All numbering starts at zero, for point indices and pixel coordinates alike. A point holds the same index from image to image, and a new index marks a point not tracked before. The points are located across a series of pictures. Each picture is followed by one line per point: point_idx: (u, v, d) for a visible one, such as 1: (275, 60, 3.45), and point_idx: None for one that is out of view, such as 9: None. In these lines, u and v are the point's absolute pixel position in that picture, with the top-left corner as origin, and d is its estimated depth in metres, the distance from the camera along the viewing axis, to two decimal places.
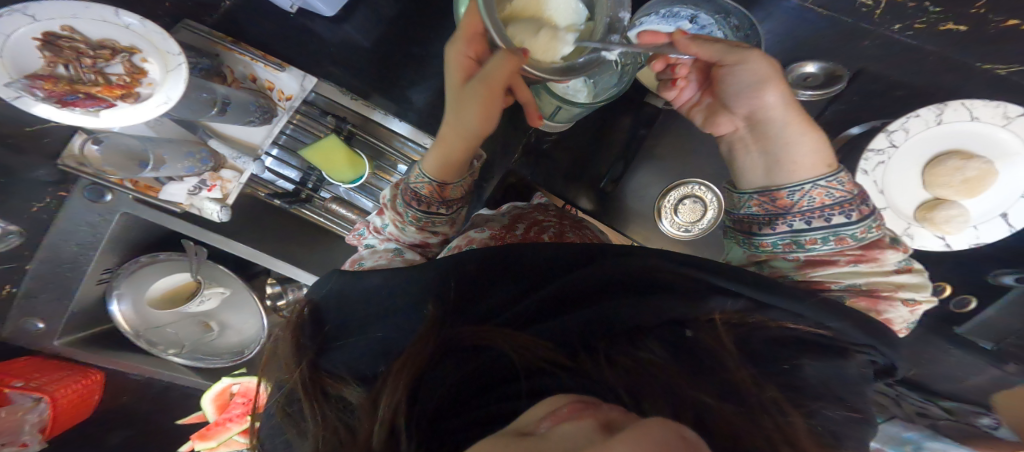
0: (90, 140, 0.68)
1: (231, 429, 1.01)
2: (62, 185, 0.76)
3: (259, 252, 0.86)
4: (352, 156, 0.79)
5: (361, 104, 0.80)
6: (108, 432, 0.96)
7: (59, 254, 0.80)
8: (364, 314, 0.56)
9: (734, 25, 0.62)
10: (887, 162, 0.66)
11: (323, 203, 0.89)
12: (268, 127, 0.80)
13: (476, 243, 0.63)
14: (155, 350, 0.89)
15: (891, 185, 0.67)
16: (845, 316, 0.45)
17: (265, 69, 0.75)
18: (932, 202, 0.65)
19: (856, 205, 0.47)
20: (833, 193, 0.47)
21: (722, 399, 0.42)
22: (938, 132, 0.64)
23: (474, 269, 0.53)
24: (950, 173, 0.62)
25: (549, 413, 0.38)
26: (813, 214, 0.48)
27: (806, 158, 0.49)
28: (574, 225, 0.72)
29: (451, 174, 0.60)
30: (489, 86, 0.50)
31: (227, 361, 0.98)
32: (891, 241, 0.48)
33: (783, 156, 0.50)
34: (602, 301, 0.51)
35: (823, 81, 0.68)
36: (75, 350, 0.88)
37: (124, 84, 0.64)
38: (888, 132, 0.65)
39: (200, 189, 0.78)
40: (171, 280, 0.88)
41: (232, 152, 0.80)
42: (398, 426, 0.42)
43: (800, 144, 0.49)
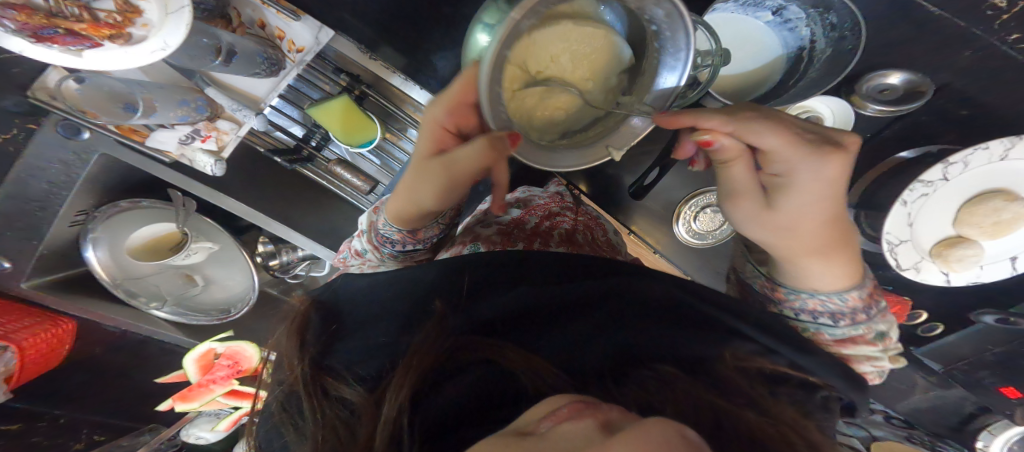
0: (71, 78, 0.63)
1: (215, 390, 1.04)
2: (29, 118, 0.70)
3: (252, 211, 0.83)
4: (357, 117, 0.75)
5: (378, 64, 0.76)
6: (83, 380, 0.94)
7: (28, 190, 0.75)
8: (367, 314, 0.54)
9: (830, 24, 0.58)
10: (933, 194, 0.68)
11: (326, 164, 0.84)
12: (275, 79, 0.75)
13: (481, 239, 0.66)
14: (134, 302, 0.85)
15: (921, 218, 0.71)
16: (808, 351, 0.51)
17: (277, 16, 0.69)
18: (954, 239, 0.70)
19: (848, 313, 0.53)
20: (832, 304, 0.52)
21: (722, 400, 0.47)
22: (996, 169, 0.65)
23: (480, 273, 0.55)
24: (987, 213, 0.67)
25: (550, 414, 0.39)
26: (804, 311, 0.54)
27: (818, 279, 0.52)
28: (587, 224, 0.73)
29: (421, 223, 0.60)
30: (456, 165, 0.52)
31: (214, 318, 0.94)
32: (874, 336, 0.53)
33: (797, 272, 0.53)
34: (609, 318, 0.53)
35: (901, 96, 0.66)
36: (45, 295, 0.82)
37: (114, 23, 0.58)
38: (949, 165, 0.64)
39: (194, 139, 0.74)
40: (154, 230, 0.83)
41: (232, 104, 0.74)
42: (402, 435, 0.44)
43: (811, 268, 0.51)
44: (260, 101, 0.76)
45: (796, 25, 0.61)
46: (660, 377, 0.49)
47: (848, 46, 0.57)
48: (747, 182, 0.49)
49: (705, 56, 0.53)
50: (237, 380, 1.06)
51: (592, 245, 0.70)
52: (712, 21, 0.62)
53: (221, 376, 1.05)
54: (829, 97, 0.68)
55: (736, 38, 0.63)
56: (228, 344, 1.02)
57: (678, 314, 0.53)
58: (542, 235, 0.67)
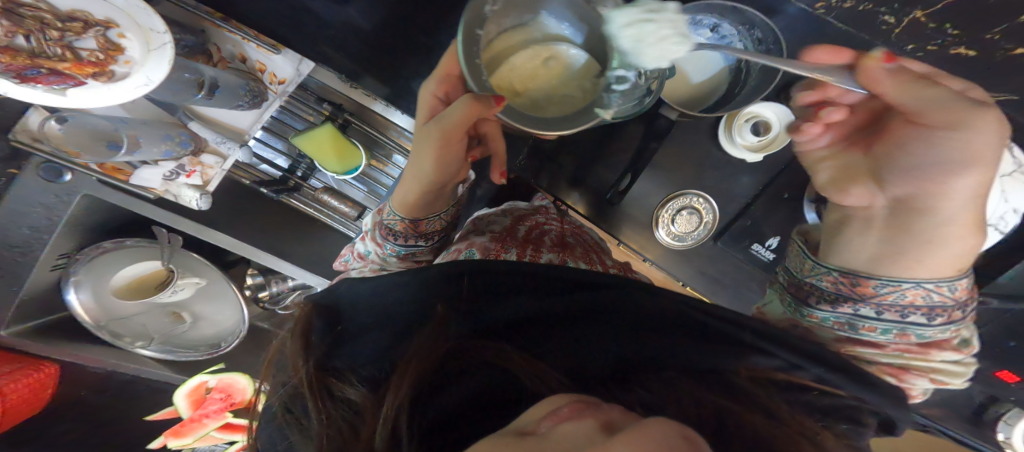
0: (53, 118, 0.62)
1: (207, 425, 1.01)
2: (10, 162, 0.68)
3: (241, 242, 0.85)
4: (342, 144, 0.76)
5: (360, 92, 0.78)
6: (67, 426, 0.91)
7: (7, 237, 0.73)
8: (372, 319, 0.54)
9: (759, 38, 0.62)
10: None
11: (313, 193, 0.85)
12: (258, 111, 0.77)
13: (476, 246, 0.67)
14: (120, 343, 0.84)
15: None
16: (853, 380, 0.45)
17: (257, 49, 0.71)
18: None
19: (947, 309, 0.43)
20: (937, 296, 0.42)
21: (731, 402, 0.48)
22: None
23: (483, 279, 0.53)
24: None
25: (550, 414, 0.40)
26: (890, 308, 0.44)
27: (932, 264, 0.41)
28: (574, 231, 0.76)
29: (422, 211, 0.62)
30: (445, 127, 0.53)
31: (202, 354, 0.93)
32: (960, 343, 0.45)
33: (910, 262, 0.42)
34: (615, 322, 0.53)
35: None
36: (26, 343, 0.80)
37: (97, 61, 0.59)
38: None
39: (179, 175, 0.75)
40: (139, 269, 0.82)
41: (216, 137, 0.75)
42: (400, 435, 0.44)
43: (951, 244, 0.40)
44: (244, 133, 0.78)
45: (732, 39, 0.65)
46: (663, 381, 0.50)
47: (777, 57, 0.62)
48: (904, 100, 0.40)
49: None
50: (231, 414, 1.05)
51: (583, 249, 0.72)
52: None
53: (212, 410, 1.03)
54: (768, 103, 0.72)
55: (680, 54, 0.67)
56: (220, 377, 1.03)
57: (687, 322, 0.50)
58: (534, 241, 0.69)
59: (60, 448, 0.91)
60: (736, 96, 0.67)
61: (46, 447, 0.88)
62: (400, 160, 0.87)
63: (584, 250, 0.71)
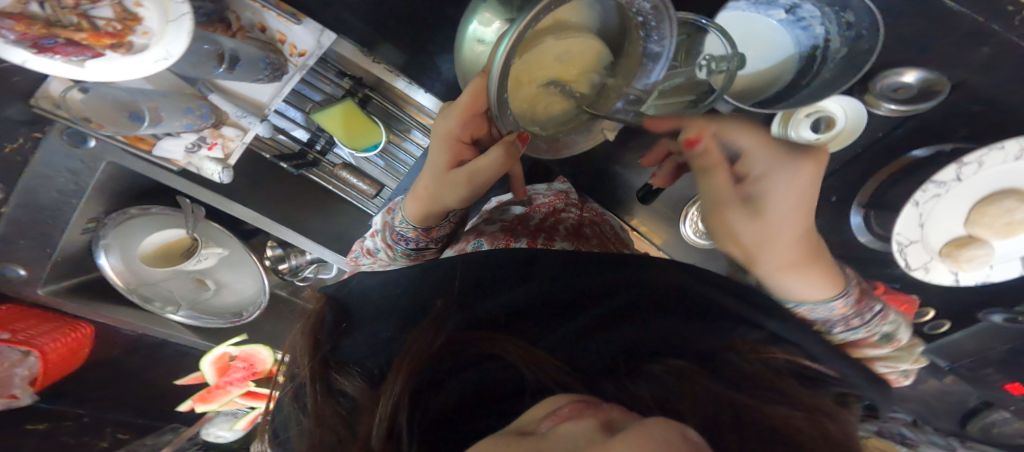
0: (77, 88, 0.61)
1: (231, 392, 1.12)
2: (34, 126, 0.70)
3: (261, 216, 0.84)
4: (362, 121, 0.75)
5: (381, 68, 0.76)
6: (104, 381, 0.96)
7: (37, 199, 0.75)
8: (378, 310, 0.57)
9: (847, 22, 0.58)
10: (943, 194, 0.69)
11: (331, 168, 0.85)
12: (279, 84, 0.74)
13: (484, 234, 0.68)
14: (151, 307, 0.87)
15: (932, 219, 0.72)
16: (836, 357, 0.51)
17: (277, 19, 0.67)
18: (964, 239, 0.71)
19: (841, 320, 0.57)
20: (821, 312, 0.56)
21: (749, 397, 0.47)
22: (1011, 168, 0.65)
23: (490, 271, 0.56)
24: (1000, 213, 0.67)
25: (550, 412, 0.41)
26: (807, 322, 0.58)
27: (799, 290, 0.56)
28: (592, 220, 0.74)
29: (440, 220, 0.63)
30: (474, 172, 0.56)
31: (227, 321, 0.96)
32: (879, 339, 0.58)
33: (779, 284, 0.56)
34: (614, 313, 0.54)
35: (915, 95, 0.66)
36: (63, 301, 0.85)
37: (115, 32, 0.57)
38: (961, 163, 0.64)
39: (200, 146, 0.74)
40: (164, 236, 0.84)
41: (236, 110, 0.74)
42: (398, 428, 0.45)
43: (789, 282, 0.56)
44: (265, 107, 0.76)
45: (811, 23, 0.61)
46: (669, 367, 0.50)
47: (865, 45, 0.58)
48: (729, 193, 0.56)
49: (720, 62, 0.57)
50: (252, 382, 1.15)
51: (599, 241, 0.70)
52: (724, 20, 0.63)
53: (237, 377, 1.13)
54: (839, 96, 0.69)
55: (749, 36, 0.63)
56: (243, 348, 1.10)
57: (704, 305, 0.53)
58: (546, 229, 0.68)
59: (97, 401, 0.97)
60: (804, 85, 0.64)
61: (86, 398, 0.94)
62: (418, 135, 0.86)
63: (601, 241, 0.70)
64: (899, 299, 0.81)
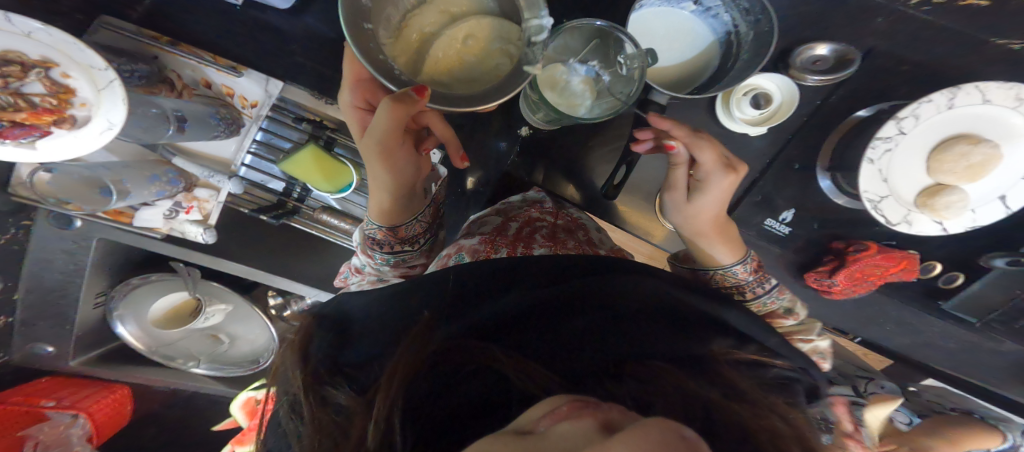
0: (40, 170, 0.61)
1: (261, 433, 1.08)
2: (22, 215, 0.73)
3: (256, 268, 0.84)
4: (330, 164, 0.72)
5: (337, 108, 0.73)
6: (148, 430, 1.03)
7: (45, 282, 0.79)
8: (370, 324, 0.55)
9: (744, 8, 0.55)
10: (894, 150, 0.62)
11: (313, 213, 0.81)
12: (238, 137, 0.74)
13: (465, 249, 0.66)
14: (173, 364, 0.90)
15: (895, 172, 0.64)
16: (790, 351, 0.57)
17: (218, 73, 0.67)
18: (935, 188, 0.63)
19: (749, 287, 0.65)
20: (735, 277, 0.65)
21: (729, 399, 0.47)
22: (971, 113, 0.59)
23: (481, 279, 0.56)
24: (956, 159, 0.60)
25: (550, 411, 0.39)
26: (737, 289, 0.66)
27: (714, 255, 0.65)
28: (567, 228, 0.72)
29: (400, 218, 0.63)
30: (380, 139, 0.54)
31: (244, 369, 0.96)
32: (786, 311, 0.67)
33: (703, 250, 0.66)
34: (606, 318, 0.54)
35: (834, 64, 0.63)
36: (95, 369, 0.91)
37: (52, 107, 0.54)
38: (897, 119, 0.59)
39: (177, 212, 0.75)
40: (169, 300, 0.87)
41: (203, 171, 0.73)
42: (390, 434, 0.42)
43: (715, 247, 0.65)
44: (231, 163, 0.76)
45: (717, 12, 0.58)
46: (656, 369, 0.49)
47: (765, 28, 0.55)
48: (676, 179, 0.64)
49: (632, 59, 0.54)
50: None
51: (576, 244, 0.69)
52: (638, 20, 0.59)
53: None
54: (769, 73, 0.66)
55: (667, 33, 0.61)
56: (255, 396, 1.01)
57: (675, 313, 0.55)
58: (523, 239, 0.67)
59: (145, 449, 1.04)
60: (730, 69, 0.60)
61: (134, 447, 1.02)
62: None
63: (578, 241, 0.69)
64: (896, 258, 0.73)
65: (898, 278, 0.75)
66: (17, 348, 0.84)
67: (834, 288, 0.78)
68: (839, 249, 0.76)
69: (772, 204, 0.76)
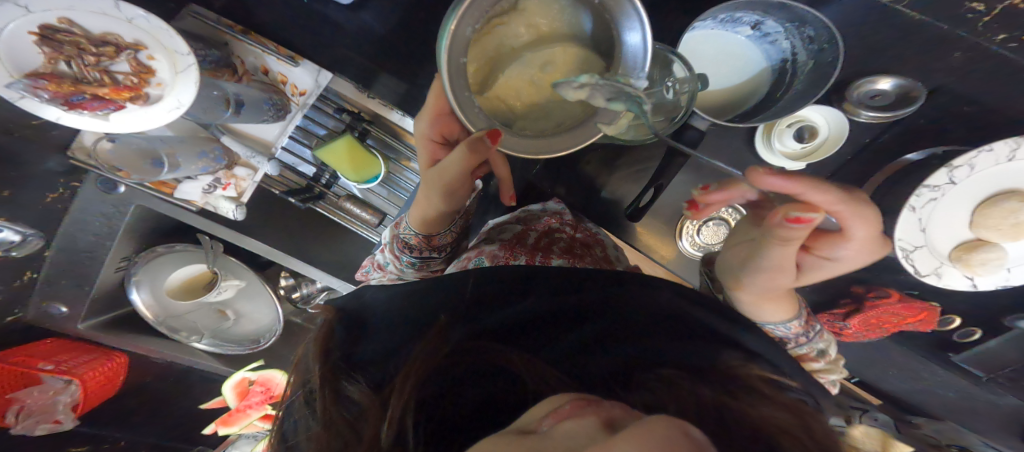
0: (105, 138, 0.68)
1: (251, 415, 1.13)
2: (72, 175, 0.79)
3: (273, 247, 0.89)
4: (363, 154, 0.79)
5: (376, 102, 0.81)
6: (138, 408, 1.04)
7: (76, 243, 0.84)
8: (388, 323, 0.61)
9: (809, 37, 0.61)
10: (939, 200, 0.69)
11: (337, 200, 0.88)
12: (282, 123, 0.80)
13: (485, 254, 0.71)
14: (177, 338, 0.92)
15: (935, 222, 0.70)
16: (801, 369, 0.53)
17: (278, 62, 0.74)
18: (973, 243, 0.69)
19: (792, 338, 0.66)
20: (781, 330, 0.65)
21: (742, 404, 0.47)
22: (1008, 170, 0.66)
23: (489, 289, 0.62)
24: (1004, 215, 0.66)
25: (552, 411, 0.43)
26: (786, 336, 0.66)
27: (766, 313, 0.65)
28: (585, 241, 0.76)
29: (435, 229, 0.68)
30: (447, 178, 0.62)
31: (246, 348, 0.99)
32: (817, 354, 0.67)
33: (752, 310, 0.65)
34: (606, 330, 0.58)
35: (894, 102, 0.68)
36: (100, 334, 0.94)
37: (132, 85, 0.63)
38: (950, 168, 0.66)
39: (215, 187, 0.80)
40: (188, 271, 0.91)
41: (246, 151, 0.80)
42: (405, 435, 0.47)
43: (764, 312, 0.64)
44: (271, 146, 0.81)
45: (777, 39, 0.64)
46: (664, 375, 0.50)
47: (829, 58, 0.60)
48: (782, 260, 0.56)
49: (683, 84, 0.59)
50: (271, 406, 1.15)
51: (591, 259, 0.73)
52: (691, 40, 0.66)
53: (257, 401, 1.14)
54: (818, 108, 0.72)
55: (716, 56, 0.68)
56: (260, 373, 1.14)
57: (682, 322, 0.58)
58: (542, 248, 0.71)
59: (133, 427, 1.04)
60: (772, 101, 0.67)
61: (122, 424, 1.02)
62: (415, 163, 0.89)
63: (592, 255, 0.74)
64: (915, 309, 0.78)
65: (912, 327, 0.81)
66: (33, 306, 0.85)
67: (846, 332, 0.84)
68: (858, 293, 0.81)
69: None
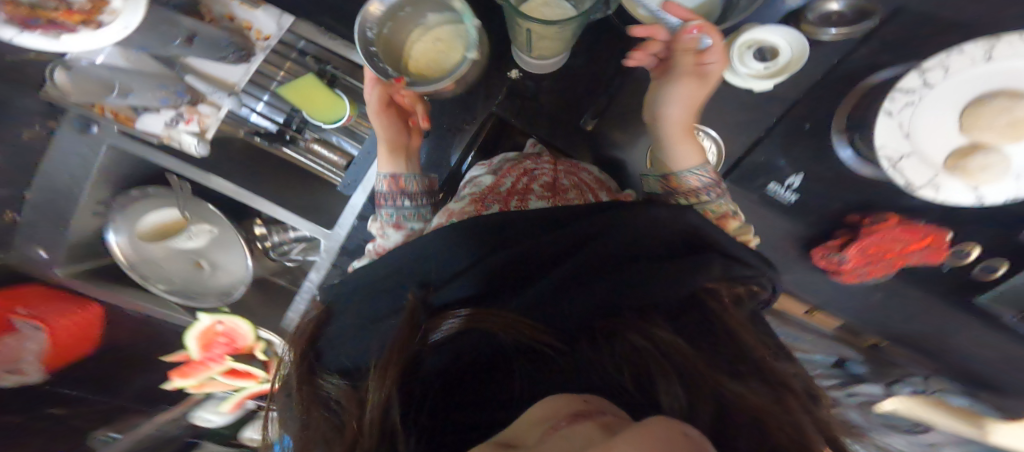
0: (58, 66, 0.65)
1: (211, 369, 0.96)
2: (49, 116, 0.74)
3: (240, 189, 0.78)
4: (330, 95, 0.72)
5: (340, 44, 0.73)
6: None
7: (55, 184, 0.78)
8: (353, 299, 0.53)
9: None
10: (917, 105, 0.52)
11: (305, 145, 0.81)
12: (245, 66, 0.72)
13: (454, 216, 0.59)
14: (146, 284, 0.85)
15: (923, 128, 0.53)
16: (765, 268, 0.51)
17: (239, 7, 0.69)
18: (968, 149, 0.51)
19: (715, 186, 0.57)
20: (699, 178, 0.56)
21: (745, 388, 0.41)
22: (990, 71, 0.49)
23: (452, 243, 0.52)
24: (993, 114, 0.49)
25: (546, 425, 0.34)
26: (701, 190, 0.56)
27: (681, 158, 0.57)
28: (569, 170, 0.64)
29: (401, 165, 0.64)
30: (373, 105, 0.64)
31: (215, 302, 0.91)
32: (733, 213, 0.57)
33: (669, 152, 0.58)
34: (589, 269, 0.49)
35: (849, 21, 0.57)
36: (75, 282, 0.82)
37: (85, 11, 0.57)
38: (919, 71, 0.50)
39: (177, 122, 0.73)
40: (161, 216, 0.85)
41: (207, 88, 0.72)
42: (391, 418, 0.42)
43: (675, 149, 0.57)
44: (235, 86, 0.73)
45: None
46: (649, 338, 0.44)
47: None
48: (687, 62, 0.56)
49: None
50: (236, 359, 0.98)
51: (578, 197, 0.61)
52: None
53: (219, 354, 0.97)
54: (777, 26, 0.58)
55: None
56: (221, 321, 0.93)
57: (665, 245, 0.50)
58: (519, 192, 0.60)
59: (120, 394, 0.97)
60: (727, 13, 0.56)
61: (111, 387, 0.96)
62: None
63: (579, 191, 0.62)
64: (920, 233, 0.62)
65: (921, 258, 0.63)
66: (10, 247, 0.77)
67: (842, 267, 0.68)
68: (854, 222, 0.67)
69: (778, 167, 0.66)
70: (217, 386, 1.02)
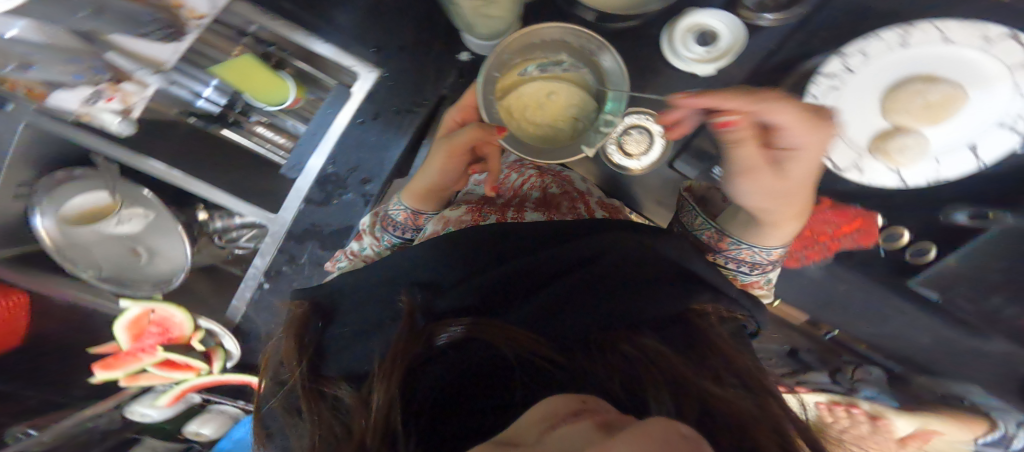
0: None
1: (143, 359, 0.92)
2: None
3: (171, 170, 0.73)
4: (272, 77, 0.68)
5: (279, 23, 0.64)
6: (45, 375, 0.86)
7: None
8: (360, 304, 0.55)
9: None
10: (841, 88, 0.58)
11: (250, 126, 0.78)
12: (176, 44, 0.61)
13: (452, 223, 0.60)
14: (76, 272, 0.79)
15: (849, 111, 0.59)
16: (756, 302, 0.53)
17: None
18: (890, 131, 0.58)
19: (763, 264, 0.56)
20: (759, 256, 0.54)
21: (721, 389, 0.43)
22: (901, 58, 0.56)
23: (454, 251, 0.54)
24: (910, 97, 0.56)
25: (542, 427, 0.34)
26: (755, 262, 0.55)
27: (769, 237, 0.52)
28: (558, 182, 0.66)
29: (424, 205, 0.63)
30: (451, 146, 0.60)
31: (154, 290, 0.86)
32: (766, 281, 0.59)
33: (758, 231, 0.52)
34: (584, 285, 0.50)
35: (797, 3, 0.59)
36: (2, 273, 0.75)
37: None
38: (841, 54, 0.56)
39: (96, 99, 0.64)
40: (87, 199, 0.78)
41: (130, 65, 0.61)
42: (397, 427, 0.40)
43: (773, 233, 0.51)
44: (164, 66, 0.62)
45: None
46: (638, 347, 0.45)
47: None
48: (751, 158, 0.43)
49: None
50: (168, 350, 0.93)
51: (570, 209, 0.63)
52: None
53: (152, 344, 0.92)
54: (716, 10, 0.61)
55: None
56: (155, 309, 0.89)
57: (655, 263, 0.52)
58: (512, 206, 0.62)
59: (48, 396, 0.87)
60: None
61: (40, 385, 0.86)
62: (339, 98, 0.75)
63: (572, 204, 0.62)
64: (850, 215, 0.66)
65: (853, 242, 0.68)
66: None
67: (785, 251, 0.70)
68: None
69: None
70: (154, 378, 0.98)
